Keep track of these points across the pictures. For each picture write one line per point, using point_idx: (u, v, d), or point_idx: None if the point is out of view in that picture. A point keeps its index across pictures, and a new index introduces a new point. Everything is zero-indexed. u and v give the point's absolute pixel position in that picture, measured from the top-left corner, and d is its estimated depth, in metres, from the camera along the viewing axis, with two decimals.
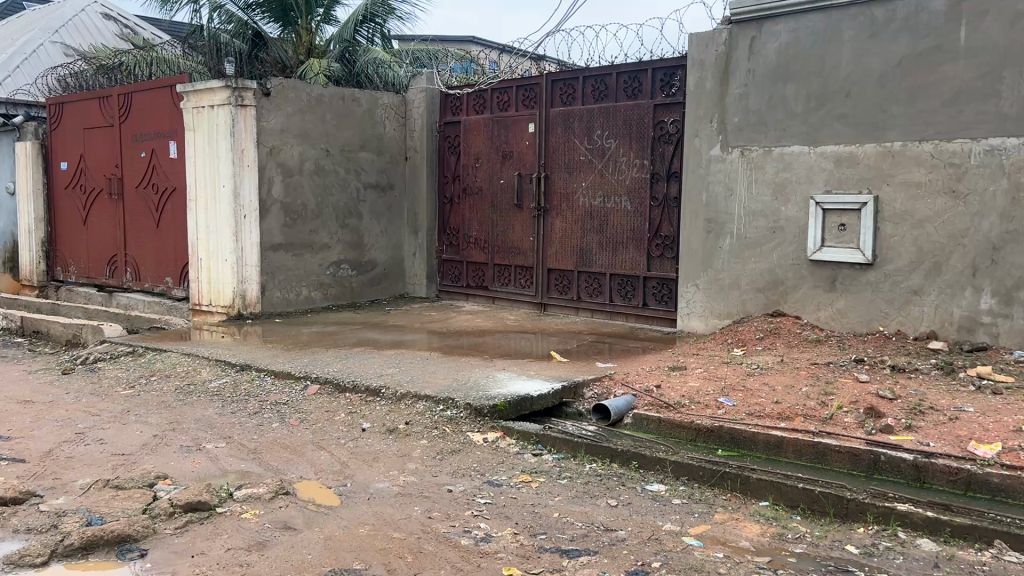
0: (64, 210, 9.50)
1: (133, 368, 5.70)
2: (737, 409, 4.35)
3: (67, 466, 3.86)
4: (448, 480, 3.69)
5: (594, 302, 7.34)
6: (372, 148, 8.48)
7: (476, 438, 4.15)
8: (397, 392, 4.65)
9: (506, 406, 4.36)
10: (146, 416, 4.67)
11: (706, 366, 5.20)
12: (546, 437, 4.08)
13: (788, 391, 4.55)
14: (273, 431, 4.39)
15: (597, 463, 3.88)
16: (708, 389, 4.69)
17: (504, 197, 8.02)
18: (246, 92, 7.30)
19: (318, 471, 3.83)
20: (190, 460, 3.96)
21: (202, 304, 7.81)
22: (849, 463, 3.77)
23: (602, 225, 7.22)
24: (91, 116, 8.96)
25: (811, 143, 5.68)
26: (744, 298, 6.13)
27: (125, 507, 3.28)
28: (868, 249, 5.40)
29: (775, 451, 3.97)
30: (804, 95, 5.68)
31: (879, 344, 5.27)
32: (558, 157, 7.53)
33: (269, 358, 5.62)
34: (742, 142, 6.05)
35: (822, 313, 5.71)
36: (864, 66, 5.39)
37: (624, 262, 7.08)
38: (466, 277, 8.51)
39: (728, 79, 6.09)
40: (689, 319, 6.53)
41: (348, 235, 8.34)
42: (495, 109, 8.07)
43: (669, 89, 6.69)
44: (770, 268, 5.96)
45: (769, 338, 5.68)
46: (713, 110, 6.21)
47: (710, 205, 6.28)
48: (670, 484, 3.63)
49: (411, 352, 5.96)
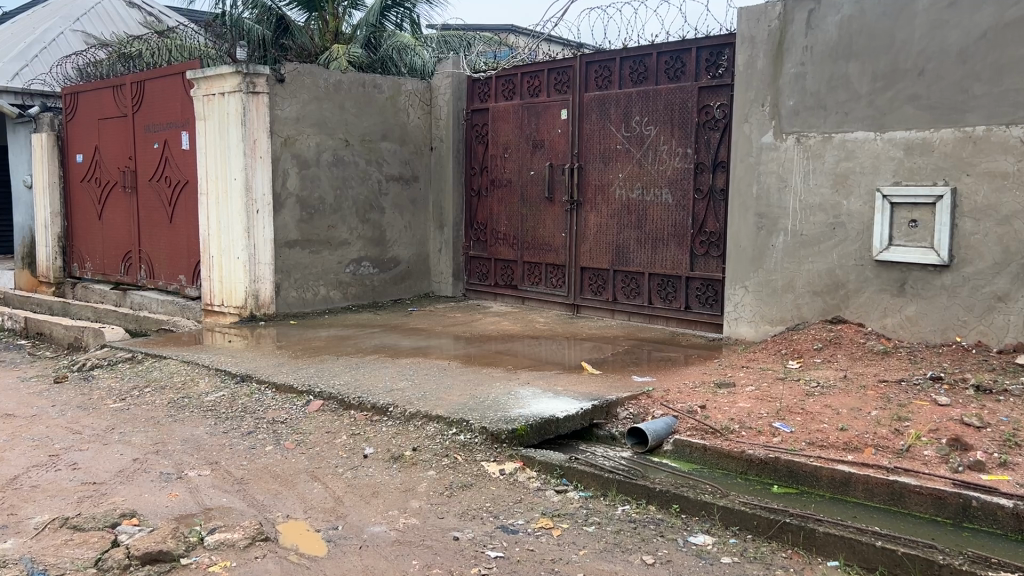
0: (80, 204, 9.16)
1: (129, 378, 5.27)
2: (795, 437, 3.74)
3: (27, 499, 3.41)
4: (456, 524, 3.15)
5: (631, 304, 6.74)
6: (395, 138, 7.97)
7: (492, 469, 3.61)
8: (407, 411, 4.14)
9: (528, 430, 3.80)
10: (131, 435, 4.22)
11: (758, 383, 4.57)
12: (571, 470, 3.52)
13: (854, 415, 3.92)
14: (265, 456, 3.90)
15: (630, 504, 3.30)
16: (761, 411, 4.06)
17: (535, 188, 7.45)
18: (258, 78, 6.85)
19: (308, 508, 3.33)
20: (166, 492, 3.49)
21: (213, 304, 7.39)
22: (931, 508, 3.17)
23: (640, 220, 6.62)
24: (105, 106, 8.59)
25: (878, 128, 5.01)
26: (800, 301, 5.49)
27: (74, 558, 2.81)
28: (944, 248, 4.72)
29: (841, 489, 3.38)
30: (869, 75, 5.02)
31: (957, 358, 4.61)
32: (592, 146, 6.94)
33: (274, 368, 5.15)
34: (798, 128, 5.41)
35: (889, 320, 5.05)
36: (941, 40, 4.71)
37: (664, 261, 6.48)
38: (494, 275, 7.96)
39: (782, 58, 5.44)
40: (736, 324, 5.90)
41: (369, 230, 7.85)
42: (525, 95, 7.49)
43: (715, 70, 6.04)
44: (829, 269, 5.30)
45: (828, 349, 5.04)
46: (764, 92, 5.57)
47: (761, 198, 5.65)
48: (717, 535, 3.04)
49: (429, 362, 5.40)
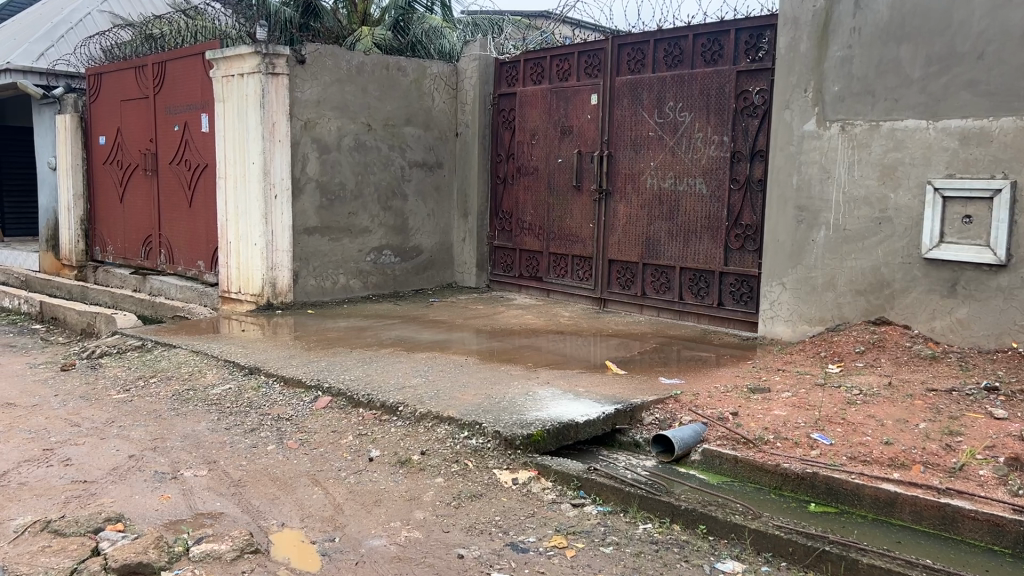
0: (103, 188, 9.06)
1: (135, 367, 5.10)
2: (835, 451, 3.43)
3: (12, 498, 3.22)
4: (461, 540, 2.91)
5: (661, 299, 6.43)
6: (419, 122, 7.73)
7: (504, 478, 3.35)
8: (417, 411, 3.90)
9: (544, 436, 3.54)
10: (130, 430, 4.03)
11: (795, 389, 4.25)
12: (590, 483, 3.25)
13: (900, 428, 3.60)
14: (266, 457, 3.69)
15: (652, 522, 3.03)
16: (798, 420, 3.76)
17: (562, 176, 7.16)
18: (278, 59, 6.65)
19: (304, 516, 3.10)
20: (158, 494, 3.28)
21: (231, 291, 7.22)
22: (988, 536, 2.86)
23: (672, 212, 6.30)
24: (128, 87, 8.46)
25: (930, 116, 4.65)
26: (841, 300, 5.15)
27: (49, 568, 2.61)
28: (1001, 247, 4.36)
29: (886, 510, 3.08)
30: (922, 58, 4.64)
31: (1013, 366, 4.25)
32: (623, 133, 6.63)
33: (284, 360, 4.94)
34: (843, 115, 5.05)
35: (937, 323, 4.70)
36: (1002, 20, 4.34)
37: (697, 255, 6.16)
38: (519, 266, 7.69)
39: (827, 41, 5.08)
40: (772, 323, 5.58)
41: (391, 217, 7.62)
42: (554, 79, 7.19)
43: (755, 53, 5.71)
44: (873, 266, 4.96)
45: (871, 353, 4.71)
46: (807, 77, 5.21)
47: (801, 190, 5.31)
48: (748, 561, 2.75)
49: (445, 357, 5.14)
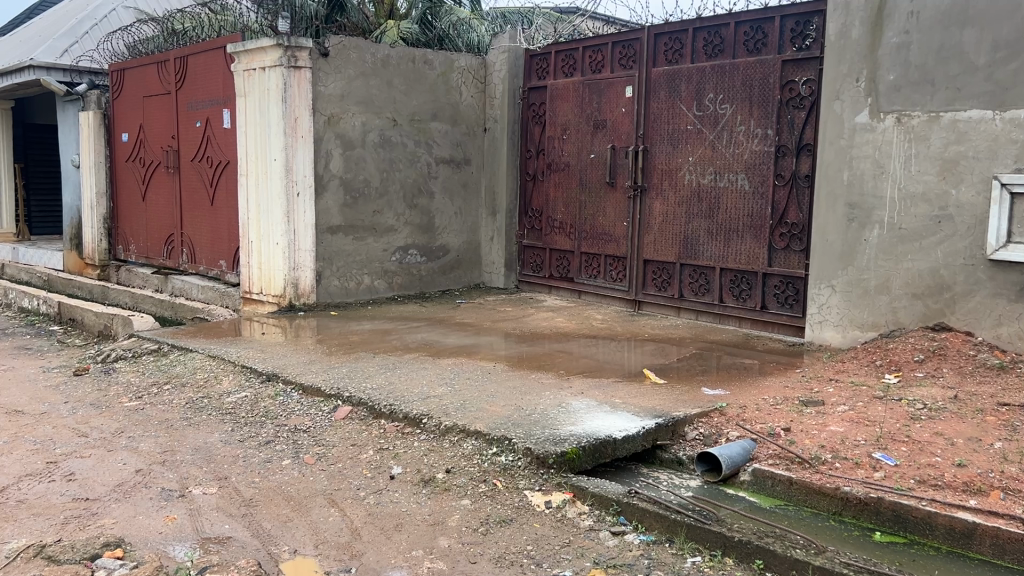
0: (126, 186, 8.92)
1: (150, 373, 4.89)
2: (902, 473, 3.09)
3: (9, 518, 3.00)
4: (488, 573, 2.63)
5: (700, 302, 6.10)
6: (446, 117, 7.47)
7: (537, 501, 3.07)
8: (442, 424, 3.63)
9: (580, 453, 3.25)
10: (139, 441, 3.81)
11: (851, 402, 3.91)
12: (631, 508, 2.96)
13: (972, 448, 3.26)
14: (280, 473, 3.43)
15: (702, 556, 2.73)
16: (858, 438, 3.43)
17: (595, 172, 6.85)
18: (300, 51, 6.42)
19: (318, 542, 2.84)
20: (162, 515, 3.04)
21: (252, 292, 7.01)
22: None
23: (712, 209, 5.97)
24: (150, 83, 8.30)
25: (997, 106, 4.28)
26: (896, 304, 4.79)
27: None
28: None
29: (962, 542, 2.75)
30: (988, 44, 4.28)
31: None
32: (659, 126, 6.30)
33: (303, 366, 4.70)
34: (899, 106, 4.69)
35: (1004, 330, 4.33)
36: None
37: (739, 254, 5.82)
38: (549, 266, 7.40)
39: (882, 26, 4.73)
40: (821, 328, 5.23)
41: (417, 216, 7.37)
42: (587, 71, 6.89)
43: (801, 41, 5.37)
44: (932, 268, 4.60)
45: (932, 361, 4.35)
46: (860, 64, 4.84)
47: (852, 186, 4.95)
48: None
49: (473, 363, 4.88)
